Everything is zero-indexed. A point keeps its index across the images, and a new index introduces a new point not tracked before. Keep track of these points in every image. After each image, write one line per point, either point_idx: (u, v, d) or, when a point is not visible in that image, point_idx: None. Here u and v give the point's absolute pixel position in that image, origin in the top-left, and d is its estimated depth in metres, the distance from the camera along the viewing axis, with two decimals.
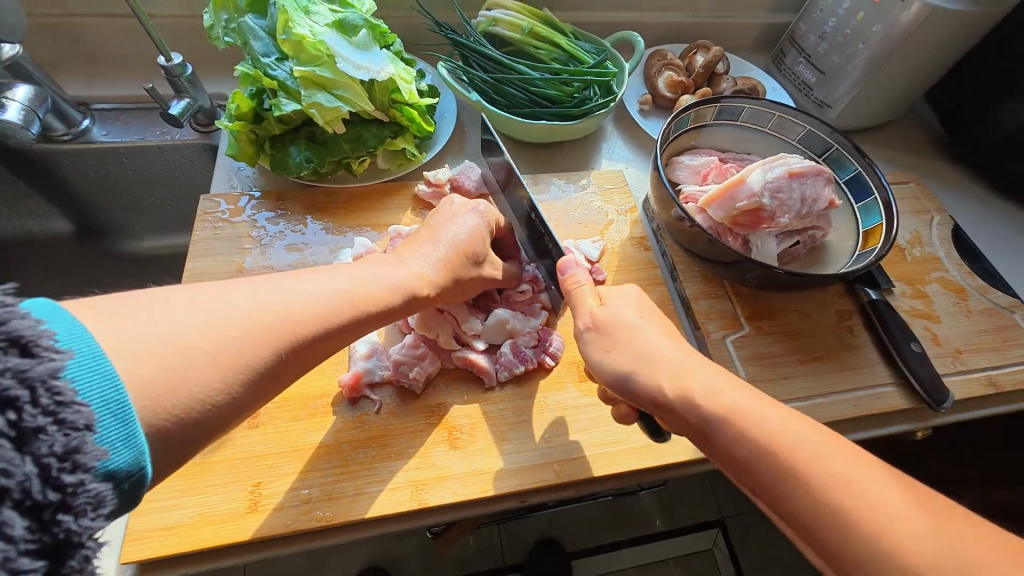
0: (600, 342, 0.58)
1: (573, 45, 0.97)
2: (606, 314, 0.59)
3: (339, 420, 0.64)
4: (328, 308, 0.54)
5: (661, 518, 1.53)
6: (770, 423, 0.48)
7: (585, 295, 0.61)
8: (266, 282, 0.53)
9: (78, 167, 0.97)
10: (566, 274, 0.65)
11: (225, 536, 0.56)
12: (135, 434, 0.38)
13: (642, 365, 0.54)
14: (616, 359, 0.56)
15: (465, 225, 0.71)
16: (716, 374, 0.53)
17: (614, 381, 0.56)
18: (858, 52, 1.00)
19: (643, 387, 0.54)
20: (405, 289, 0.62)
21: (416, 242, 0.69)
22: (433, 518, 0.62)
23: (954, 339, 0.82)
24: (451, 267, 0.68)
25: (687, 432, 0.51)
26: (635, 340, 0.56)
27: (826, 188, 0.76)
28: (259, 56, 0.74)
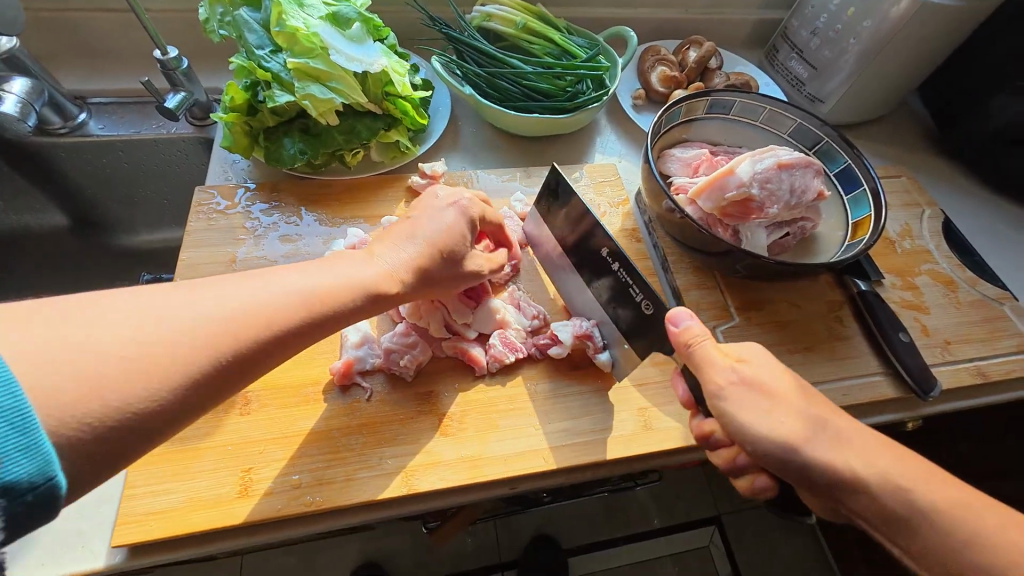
0: (729, 377, 0.54)
1: (566, 39, 0.98)
2: (752, 369, 0.55)
3: (330, 407, 0.65)
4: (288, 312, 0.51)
5: (657, 515, 1.53)
6: (910, 473, 0.51)
7: (694, 331, 0.56)
8: (212, 284, 0.50)
9: (74, 160, 0.97)
10: (680, 326, 0.57)
11: (214, 521, 0.57)
12: (37, 442, 0.34)
13: (783, 408, 0.53)
14: (780, 422, 0.52)
15: (444, 221, 0.66)
16: (862, 431, 0.54)
17: (751, 426, 0.53)
18: (848, 47, 1.01)
19: (788, 432, 0.52)
20: (367, 289, 0.58)
21: (394, 236, 0.65)
22: (422, 504, 0.62)
23: (943, 329, 0.83)
24: (422, 266, 0.63)
25: (832, 474, 0.51)
26: (766, 378, 0.55)
27: (816, 179, 0.76)
28: (253, 49, 0.75)
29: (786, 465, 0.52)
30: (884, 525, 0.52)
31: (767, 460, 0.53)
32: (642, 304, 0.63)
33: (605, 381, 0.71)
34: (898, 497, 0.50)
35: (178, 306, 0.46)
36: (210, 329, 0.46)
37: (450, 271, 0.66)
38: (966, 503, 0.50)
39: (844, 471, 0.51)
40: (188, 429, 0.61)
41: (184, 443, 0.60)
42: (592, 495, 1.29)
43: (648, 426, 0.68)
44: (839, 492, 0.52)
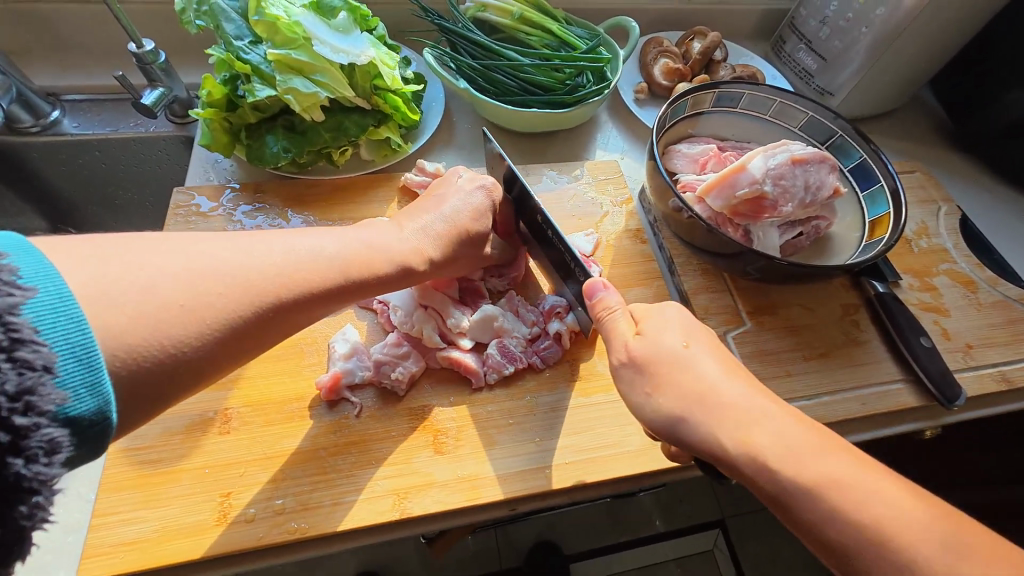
0: (621, 355, 0.54)
1: (565, 30, 0.94)
2: (642, 345, 0.53)
3: (316, 424, 0.60)
4: (328, 264, 0.55)
5: (661, 518, 1.49)
6: (815, 461, 0.45)
7: (607, 302, 0.57)
8: (263, 238, 0.53)
9: (49, 161, 0.93)
10: (595, 298, 0.58)
11: (190, 551, 0.52)
12: (100, 381, 0.37)
13: (670, 386, 0.51)
14: (663, 401, 0.51)
15: (468, 202, 0.68)
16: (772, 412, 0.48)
17: (637, 401, 0.52)
18: (860, 37, 0.96)
19: (671, 408, 0.50)
20: (397, 262, 0.61)
21: (417, 211, 0.68)
22: (416, 529, 0.58)
23: (964, 333, 0.79)
24: (446, 242, 0.65)
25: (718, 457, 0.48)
26: (656, 356, 0.52)
27: (831, 175, 0.72)
28: (232, 39, 0.70)
29: (675, 440, 0.50)
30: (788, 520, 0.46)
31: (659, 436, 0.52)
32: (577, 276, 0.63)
33: (611, 393, 0.66)
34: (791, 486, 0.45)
35: (220, 258, 0.48)
36: (253, 279, 0.49)
37: (472, 251, 0.68)
38: (873, 498, 0.43)
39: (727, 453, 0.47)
40: (163, 451, 0.57)
41: (158, 465, 0.56)
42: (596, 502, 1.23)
43: (657, 441, 0.64)
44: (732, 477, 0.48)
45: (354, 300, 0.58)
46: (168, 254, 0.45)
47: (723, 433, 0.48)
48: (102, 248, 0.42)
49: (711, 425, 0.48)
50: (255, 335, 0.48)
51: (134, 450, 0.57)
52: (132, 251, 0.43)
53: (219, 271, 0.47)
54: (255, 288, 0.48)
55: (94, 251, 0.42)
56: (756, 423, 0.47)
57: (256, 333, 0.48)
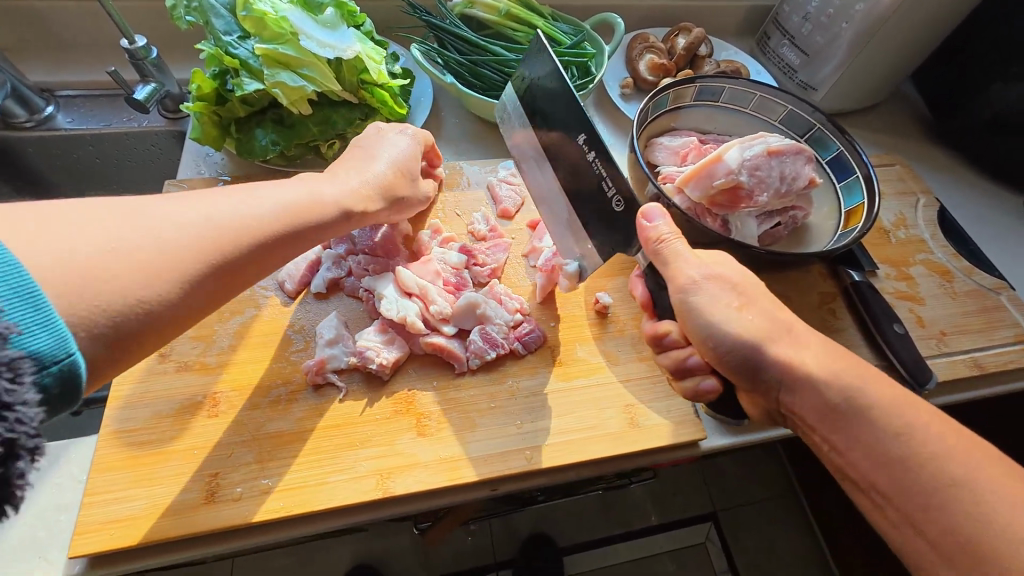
0: (702, 275, 0.56)
1: (550, 26, 0.96)
2: (726, 271, 0.57)
3: (302, 407, 0.62)
4: (307, 207, 0.58)
5: (655, 510, 1.51)
6: (857, 369, 0.53)
7: (665, 230, 0.58)
8: (238, 193, 0.55)
9: (43, 156, 0.94)
10: (652, 224, 0.58)
11: (178, 528, 0.54)
12: (51, 317, 0.38)
13: (752, 306, 0.55)
14: (748, 319, 0.54)
15: (398, 146, 0.71)
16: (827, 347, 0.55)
17: (719, 318, 0.55)
18: (841, 32, 0.98)
19: (758, 326, 0.54)
20: (340, 208, 0.61)
21: (349, 164, 0.67)
22: (399, 508, 0.60)
23: (939, 320, 0.81)
24: (386, 186, 0.67)
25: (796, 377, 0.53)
26: (742, 282, 0.57)
27: (807, 166, 0.74)
28: (220, 35, 0.72)
29: (749, 360, 0.54)
30: (826, 426, 0.53)
31: (736, 355, 0.54)
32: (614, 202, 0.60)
33: (591, 378, 0.68)
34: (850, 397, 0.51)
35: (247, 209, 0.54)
36: (250, 222, 0.53)
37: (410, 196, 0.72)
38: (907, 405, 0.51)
39: (803, 365, 0.53)
40: (153, 433, 0.59)
41: (149, 447, 0.58)
42: (587, 493, 1.25)
43: (635, 423, 0.66)
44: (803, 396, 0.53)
45: (309, 243, 0.59)
46: (193, 211, 0.50)
47: (807, 353, 0.54)
48: (120, 208, 0.47)
49: (792, 345, 0.54)
50: (234, 275, 0.52)
51: (124, 432, 0.58)
52: (155, 210, 0.49)
53: (232, 216, 0.53)
54: (248, 231, 0.53)
55: (113, 213, 0.46)
56: (820, 345, 0.55)
57: (229, 280, 0.52)
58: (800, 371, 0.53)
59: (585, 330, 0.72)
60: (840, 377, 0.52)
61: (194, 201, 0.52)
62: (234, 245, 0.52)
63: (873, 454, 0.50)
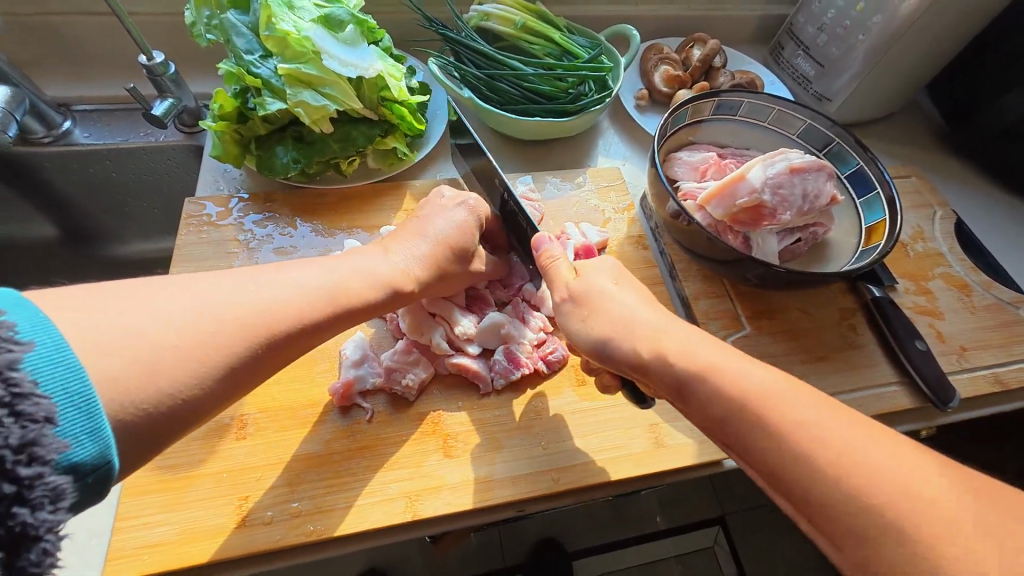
0: (607, 320, 0.57)
1: (567, 39, 0.95)
2: (580, 283, 0.61)
3: (330, 429, 0.62)
4: (363, 279, 0.61)
5: (662, 516, 1.51)
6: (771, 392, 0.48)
7: (551, 252, 0.64)
8: (315, 263, 0.60)
9: (59, 170, 0.95)
10: (540, 250, 0.65)
11: (211, 553, 0.54)
12: (100, 426, 0.38)
13: (601, 314, 0.58)
14: (592, 325, 0.58)
15: (452, 218, 0.70)
16: (691, 337, 0.54)
17: (572, 328, 0.59)
18: (857, 44, 0.98)
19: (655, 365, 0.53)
20: (385, 286, 0.63)
21: (403, 234, 0.69)
22: (427, 530, 0.60)
23: (958, 335, 0.81)
24: (434, 263, 0.68)
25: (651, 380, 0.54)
26: (596, 292, 0.59)
27: (829, 183, 0.74)
28: (242, 54, 0.72)
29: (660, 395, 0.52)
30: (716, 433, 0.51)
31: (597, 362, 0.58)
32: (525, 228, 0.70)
33: (616, 397, 0.68)
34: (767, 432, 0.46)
35: (318, 277, 0.58)
36: (296, 305, 0.54)
37: (460, 268, 0.70)
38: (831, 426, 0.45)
39: (647, 365, 0.54)
40: (182, 456, 0.59)
41: (179, 471, 0.58)
42: None
43: (661, 443, 0.66)
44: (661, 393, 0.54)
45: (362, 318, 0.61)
46: (281, 280, 0.55)
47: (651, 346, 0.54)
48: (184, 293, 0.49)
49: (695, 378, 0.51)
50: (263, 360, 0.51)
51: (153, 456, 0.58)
52: (254, 282, 0.54)
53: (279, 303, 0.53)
54: (309, 309, 0.55)
55: (217, 283, 0.51)
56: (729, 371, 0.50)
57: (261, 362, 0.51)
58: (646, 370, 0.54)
59: None
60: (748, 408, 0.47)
61: (287, 269, 0.57)
62: (284, 326, 0.53)
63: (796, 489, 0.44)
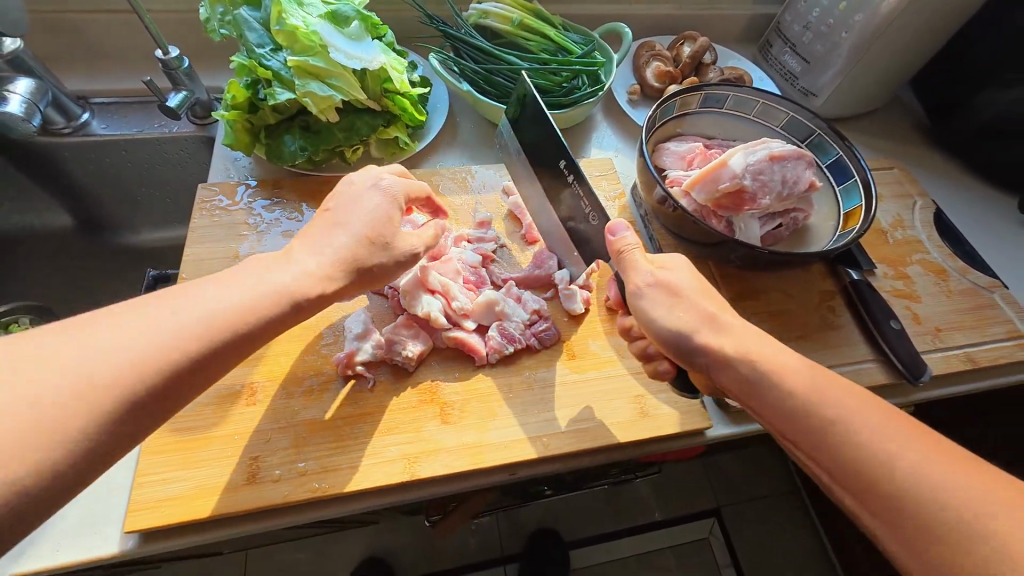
0: (646, 279, 0.61)
1: (562, 36, 1.00)
2: (666, 275, 0.62)
3: (334, 397, 0.67)
4: (333, 258, 0.59)
5: (658, 508, 1.54)
6: (778, 358, 0.56)
7: (627, 241, 0.63)
8: (264, 259, 0.58)
9: (77, 160, 1.00)
10: (617, 236, 0.64)
11: (223, 506, 0.58)
12: None
13: (686, 304, 0.60)
14: (680, 314, 0.59)
15: (367, 210, 0.63)
16: (754, 332, 0.59)
17: (655, 314, 0.60)
18: (840, 41, 1.02)
19: (682, 322, 0.59)
20: (288, 295, 0.55)
21: (315, 233, 0.61)
22: (424, 491, 0.64)
23: (933, 317, 0.84)
24: (353, 261, 0.60)
25: (714, 363, 0.58)
26: (681, 285, 0.61)
27: (807, 170, 0.78)
28: (254, 47, 0.76)
29: (678, 351, 0.59)
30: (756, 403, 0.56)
31: (667, 344, 0.60)
32: (589, 215, 0.67)
33: (603, 370, 0.73)
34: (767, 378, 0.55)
35: (278, 275, 0.56)
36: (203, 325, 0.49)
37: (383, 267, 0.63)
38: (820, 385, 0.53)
39: (725, 353, 0.57)
40: (196, 419, 0.63)
41: (193, 432, 0.62)
42: (593, 488, 1.30)
43: (645, 412, 0.70)
44: (717, 375, 0.58)
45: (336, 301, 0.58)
46: (225, 288, 0.53)
47: (727, 339, 0.58)
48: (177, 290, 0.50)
49: (716, 336, 0.58)
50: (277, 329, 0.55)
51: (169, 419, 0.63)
52: (202, 295, 0.51)
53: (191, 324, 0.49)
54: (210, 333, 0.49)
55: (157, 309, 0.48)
56: (744, 333, 0.58)
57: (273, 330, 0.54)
58: (721, 358, 0.57)
59: (598, 326, 0.77)
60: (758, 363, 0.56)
61: (231, 275, 0.55)
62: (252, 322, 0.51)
63: (790, 425, 0.53)
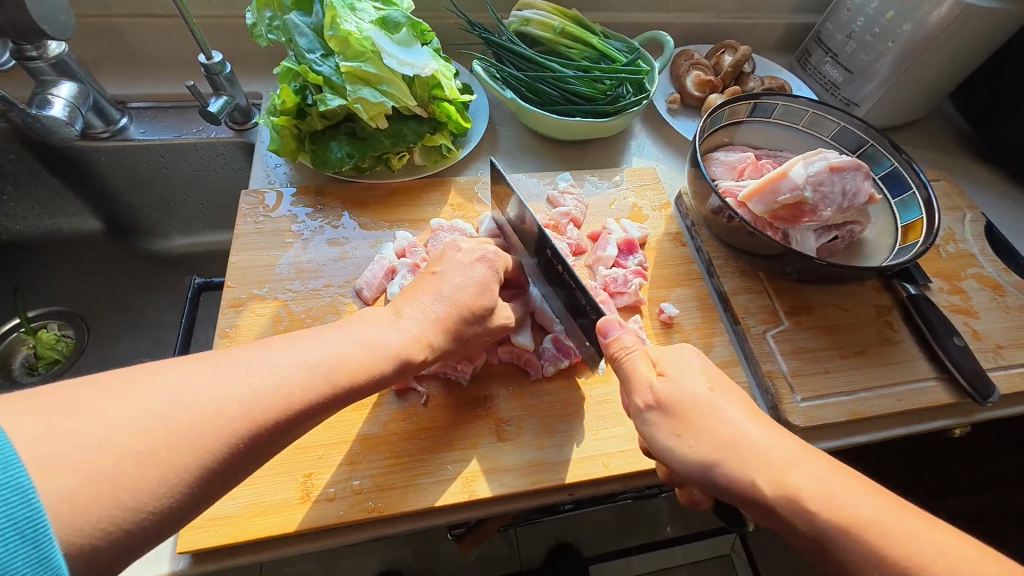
0: (646, 397, 0.54)
1: (604, 44, 0.99)
2: (666, 386, 0.53)
3: (387, 411, 0.64)
4: (477, 292, 0.62)
5: (671, 523, 1.49)
6: (830, 491, 0.46)
7: (623, 341, 0.58)
8: (417, 295, 0.61)
9: (113, 165, 0.99)
10: (609, 337, 0.59)
11: (279, 526, 0.56)
12: (48, 554, 0.33)
13: (696, 430, 0.50)
14: (692, 445, 0.50)
15: (469, 275, 0.63)
16: (791, 451, 0.49)
17: (666, 446, 0.52)
18: (886, 51, 1.01)
19: (700, 453, 0.50)
20: (396, 358, 0.54)
21: (416, 294, 0.61)
22: (482, 510, 0.61)
23: (994, 333, 0.82)
24: (449, 326, 0.59)
25: (758, 508, 0.48)
26: (683, 398, 0.52)
27: (866, 181, 0.75)
28: (304, 52, 0.75)
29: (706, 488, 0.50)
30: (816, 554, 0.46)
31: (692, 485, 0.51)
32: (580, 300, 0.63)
33: None
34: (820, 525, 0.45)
35: (430, 311, 0.59)
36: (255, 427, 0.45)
37: (480, 329, 0.63)
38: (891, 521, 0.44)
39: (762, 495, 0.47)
40: None
41: None
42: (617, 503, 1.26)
43: None
44: (771, 522, 0.48)
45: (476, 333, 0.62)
46: (395, 327, 0.57)
47: (760, 473, 0.47)
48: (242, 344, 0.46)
49: (743, 466, 0.48)
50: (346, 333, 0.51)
51: None
52: (372, 330, 0.55)
53: None
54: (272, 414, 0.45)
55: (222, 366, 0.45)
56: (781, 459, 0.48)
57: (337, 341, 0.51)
58: (760, 501, 0.47)
59: (652, 340, 0.76)
60: (801, 501, 0.45)
61: (399, 315, 0.58)
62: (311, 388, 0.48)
63: None
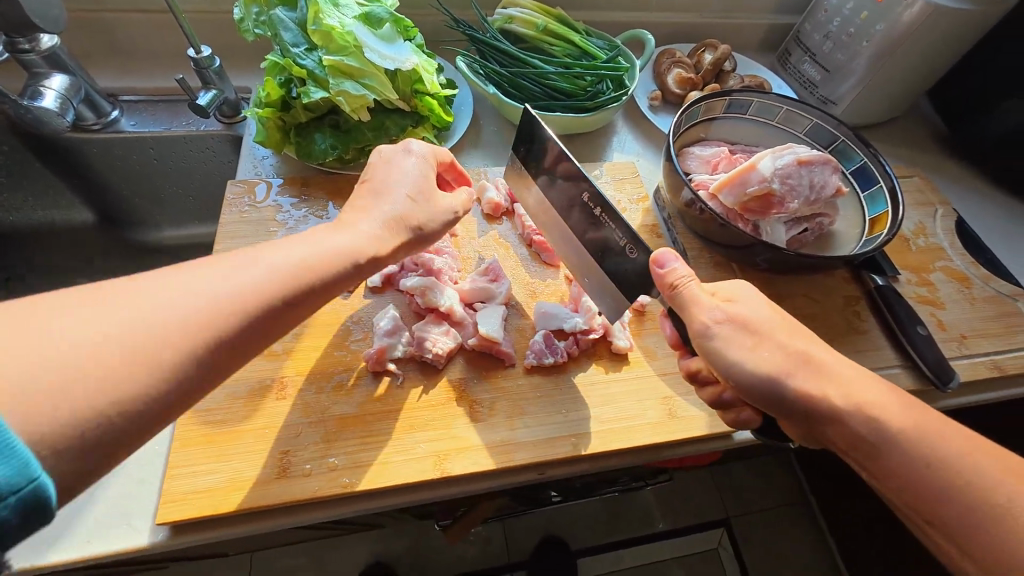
0: (717, 316, 0.59)
1: (586, 42, 1.01)
2: (736, 310, 0.59)
3: (363, 393, 0.67)
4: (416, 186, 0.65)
5: (661, 518, 1.51)
6: (881, 400, 0.54)
7: (679, 273, 0.60)
8: (358, 201, 0.63)
9: (104, 157, 1.01)
10: (666, 268, 0.61)
11: (254, 499, 0.58)
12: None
13: (767, 345, 0.57)
14: (763, 356, 0.57)
15: (405, 176, 0.65)
16: (845, 367, 0.56)
17: (735, 358, 0.57)
18: (860, 50, 1.03)
19: (772, 364, 0.56)
20: (354, 247, 0.57)
21: (360, 201, 0.63)
22: (453, 487, 0.64)
23: (959, 324, 0.84)
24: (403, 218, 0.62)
25: (819, 412, 0.55)
26: (758, 321, 0.58)
27: (834, 175, 0.77)
28: (288, 46, 0.77)
29: (767, 395, 0.57)
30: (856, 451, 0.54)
31: (753, 393, 0.57)
32: (619, 238, 0.66)
33: (631, 371, 0.73)
34: (871, 424, 0.52)
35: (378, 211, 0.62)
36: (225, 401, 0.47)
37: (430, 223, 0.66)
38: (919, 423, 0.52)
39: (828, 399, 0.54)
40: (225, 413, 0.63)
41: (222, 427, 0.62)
42: (603, 495, 1.28)
43: (674, 414, 0.69)
44: (824, 425, 0.55)
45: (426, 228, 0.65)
46: (344, 229, 0.58)
47: (825, 382, 0.55)
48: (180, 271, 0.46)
49: (811, 378, 0.55)
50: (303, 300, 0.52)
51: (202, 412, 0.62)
52: (317, 233, 0.57)
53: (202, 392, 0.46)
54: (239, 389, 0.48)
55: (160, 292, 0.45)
56: (846, 377, 0.55)
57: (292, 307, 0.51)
58: (823, 404, 0.54)
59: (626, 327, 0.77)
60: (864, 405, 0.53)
61: (341, 220, 0.60)
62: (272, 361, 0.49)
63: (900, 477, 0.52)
